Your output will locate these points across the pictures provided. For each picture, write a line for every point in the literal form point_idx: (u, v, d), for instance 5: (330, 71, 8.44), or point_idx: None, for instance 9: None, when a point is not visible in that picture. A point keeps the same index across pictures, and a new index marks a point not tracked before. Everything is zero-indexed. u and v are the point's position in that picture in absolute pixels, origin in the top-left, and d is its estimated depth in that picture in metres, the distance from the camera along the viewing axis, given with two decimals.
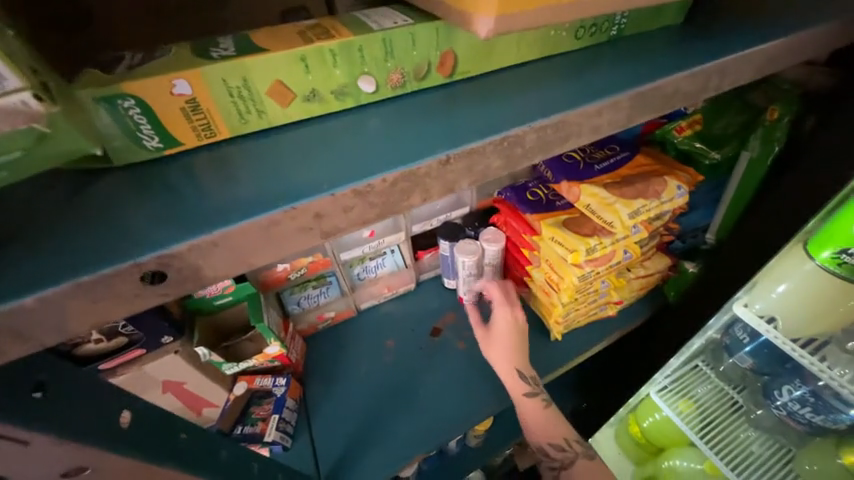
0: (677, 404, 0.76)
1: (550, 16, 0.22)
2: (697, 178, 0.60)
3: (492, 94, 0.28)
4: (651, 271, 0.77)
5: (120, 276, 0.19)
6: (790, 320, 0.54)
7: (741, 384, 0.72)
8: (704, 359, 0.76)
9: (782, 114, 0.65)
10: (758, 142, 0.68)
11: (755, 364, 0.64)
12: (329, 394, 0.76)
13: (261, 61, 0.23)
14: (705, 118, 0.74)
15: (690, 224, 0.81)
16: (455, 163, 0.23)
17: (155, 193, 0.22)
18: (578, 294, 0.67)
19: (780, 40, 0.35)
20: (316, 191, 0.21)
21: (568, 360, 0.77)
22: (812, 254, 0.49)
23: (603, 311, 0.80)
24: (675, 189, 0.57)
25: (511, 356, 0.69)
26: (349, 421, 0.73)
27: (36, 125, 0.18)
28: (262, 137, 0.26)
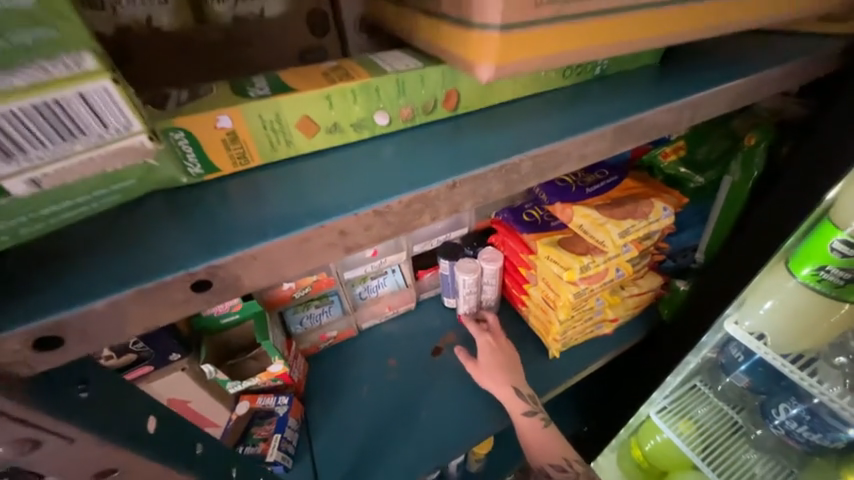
0: (678, 425, 0.76)
1: (546, 63, 0.25)
2: (682, 200, 0.64)
3: (491, 125, 0.32)
4: (645, 289, 0.80)
5: (171, 285, 0.21)
6: (779, 337, 0.55)
7: (739, 405, 0.73)
8: (701, 378, 0.77)
9: (759, 141, 0.70)
10: (739, 166, 0.73)
11: (750, 383, 0.65)
12: (331, 414, 0.76)
13: (292, 100, 0.26)
14: (689, 144, 0.79)
15: (679, 244, 0.85)
16: (461, 187, 0.27)
17: (196, 212, 0.25)
18: (575, 312, 0.69)
19: (746, 79, 0.39)
20: (339, 211, 0.24)
21: (567, 378, 0.79)
22: (793, 272, 0.51)
23: (600, 329, 0.82)
24: (662, 210, 0.61)
25: (505, 376, 0.73)
26: (351, 442, 0.73)
27: (148, 159, 0.24)
28: (288, 163, 0.29)
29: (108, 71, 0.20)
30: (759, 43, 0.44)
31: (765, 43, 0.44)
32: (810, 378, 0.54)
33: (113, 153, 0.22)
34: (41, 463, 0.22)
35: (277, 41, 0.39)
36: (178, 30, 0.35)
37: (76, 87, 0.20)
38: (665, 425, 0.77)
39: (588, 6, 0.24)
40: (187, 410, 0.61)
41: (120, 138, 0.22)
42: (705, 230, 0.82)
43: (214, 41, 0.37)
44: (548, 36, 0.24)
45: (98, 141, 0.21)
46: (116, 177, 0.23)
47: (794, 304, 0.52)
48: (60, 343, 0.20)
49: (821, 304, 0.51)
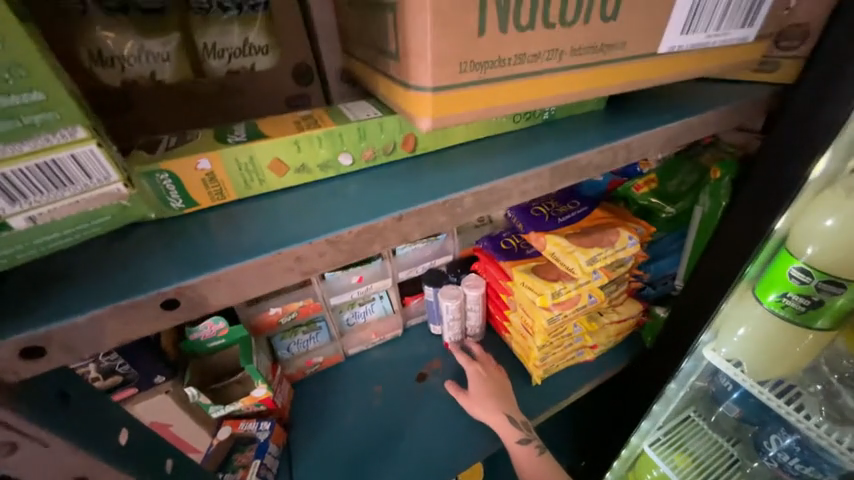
0: (672, 458, 0.73)
1: (477, 115, 0.30)
2: (649, 229, 0.68)
3: (445, 164, 0.36)
4: (625, 316, 0.82)
5: (145, 302, 0.25)
6: (755, 365, 0.52)
7: (735, 437, 0.72)
8: (696, 410, 0.78)
9: (723, 175, 0.73)
10: (708, 198, 0.76)
11: (742, 413, 0.67)
12: (313, 441, 0.76)
13: (264, 145, 0.31)
14: (660, 177, 0.84)
15: (658, 273, 0.87)
16: (408, 219, 0.30)
17: (174, 241, 0.29)
18: (551, 337, 0.71)
19: (679, 122, 0.43)
20: (297, 240, 0.28)
21: (549, 405, 0.79)
22: (760, 298, 0.49)
23: (581, 355, 0.83)
24: (628, 239, 0.64)
25: (497, 404, 0.73)
26: (332, 471, 0.72)
27: (123, 201, 0.28)
28: (261, 198, 0.33)
29: (92, 136, 0.24)
30: (695, 91, 0.50)
31: (700, 91, 0.50)
32: (795, 411, 0.51)
33: (94, 197, 0.26)
34: (18, 467, 0.25)
35: (265, 91, 0.45)
36: (177, 82, 0.40)
37: (66, 150, 0.24)
38: (660, 458, 0.74)
39: (510, 69, 0.29)
40: (169, 435, 0.62)
41: (101, 186, 0.26)
42: (681, 258, 0.84)
43: (208, 91, 0.42)
44: (478, 94, 0.29)
45: (81, 189, 0.25)
46: (94, 216, 0.27)
47: (762, 332, 0.50)
48: (44, 352, 0.23)
49: (786, 331, 0.48)
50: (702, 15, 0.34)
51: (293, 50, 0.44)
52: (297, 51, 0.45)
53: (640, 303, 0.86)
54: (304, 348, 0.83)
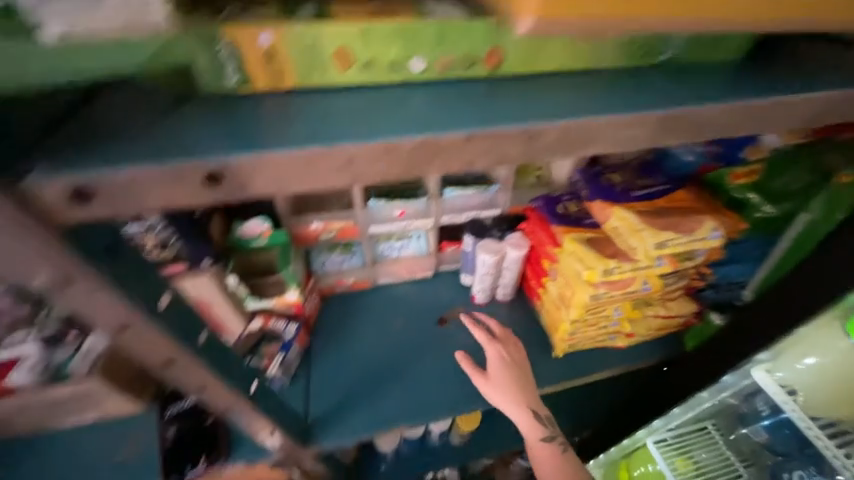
0: (673, 460, 0.74)
1: (575, 28, 0.24)
2: (738, 226, 0.59)
3: (528, 92, 0.31)
4: (673, 313, 0.75)
5: (189, 171, 0.24)
6: (814, 396, 0.56)
7: (750, 460, 0.71)
8: (715, 423, 0.76)
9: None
10: (819, 205, 0.64)
11: (769, 440, 0.65)
12: (332, 351, 0.81)
13: (332, 28, 0.27)
14: (768, 170, 0.69)
15: (727, 276, 0.76)
16: (477, 142, 0.27)
17: (224, 119, 0.27)
18: (587, 315, 0.66)
19: (836, 92, 0.34)
20: (352, 137, 0.26)
21: (563, 379, 0.77)
22: None
23: (613, 340, 0.78)
24: (710, 231, 0.56)
25: (519, 397, 0.68)
26: (344, 380, 0.78)
27: (165, 32, 0.24)
28: (321, 93, 0.30)
29: None
30: None
31: None
32: (836, 448, 0.52)
33: (132, 18, 0.23)
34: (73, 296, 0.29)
35: None
36: None
37: None
38: (661, 456, 0.75)
39: None
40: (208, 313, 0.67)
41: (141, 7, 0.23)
42: (760, 268, 0.73)
43: None
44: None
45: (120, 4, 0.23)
46: (133, 44, 0.24)
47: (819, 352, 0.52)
48: (88, 201, 0.24)
49: None
50: None
51: None
52: None
53: (694, 304, 0.78)
54: (337, 267, 0.86)
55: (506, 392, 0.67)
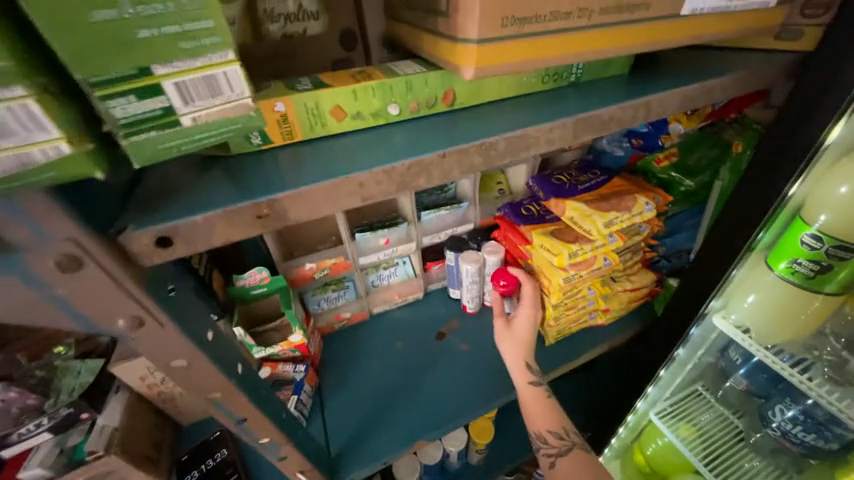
0: (677, 426, 1.06)
1: (689, 38, 0.45)
2: (667, 199, 0.75)
3: (685, 67, 0.53)
4: (637, 285, 0.90)
5: (569, 108, 0.43)
6: (759, 332, 0.72)
7: (741, 412, 1.02)
8: (703, 385, 1.10)
9: (744, 148, 0.81)
10: (727, 172, 0.84)
11: (748, 386, 0.94)
12: (339, 385, 0.89)
13: (603, 64, 0.48)
14: (681, 152, 0.89)
15: (674, 247, 0.95)
16: (688, 91, 0.48)
17: (592, 92, 0.47)
18: (565, 298, 0.81)
19: (729, 77, 0.51)
20: (665, 90, 0.47)
21: (577, 355, 0.90)
22: (772, 265, 0.66)
23: (593, 317, 0.92)
24: (644, 205, 0.72)
25: (519, 349, 0.76)
26: (353, 416, 0.84)
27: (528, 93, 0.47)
28: (566, 89, 0.47)
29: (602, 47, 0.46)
30: (715, 61, 0.55)
31: (729, 59, 0.56)
32: (785, 366, 0.70)
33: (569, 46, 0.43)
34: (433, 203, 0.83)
35: (603, 69, 0.49)
36: (617, 71, 0.50)
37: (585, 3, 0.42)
38: (669, 427, 1.06)
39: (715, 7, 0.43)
40: (309, 273, 0.86)
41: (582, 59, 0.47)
42: (697, 234, 0.92)
43: (609, 75, 0.50)
44: (663, 28, 0.42)
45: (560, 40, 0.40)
46: (556, 72, 0.46)
47: (770, 297, 0.68)
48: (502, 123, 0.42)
49: (800, 295, 0.64)
50: None
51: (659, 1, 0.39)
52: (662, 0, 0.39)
53: (653, 274, 0.94)
54: (387, 282, 1.01)
55: (509, 334, 0.77)
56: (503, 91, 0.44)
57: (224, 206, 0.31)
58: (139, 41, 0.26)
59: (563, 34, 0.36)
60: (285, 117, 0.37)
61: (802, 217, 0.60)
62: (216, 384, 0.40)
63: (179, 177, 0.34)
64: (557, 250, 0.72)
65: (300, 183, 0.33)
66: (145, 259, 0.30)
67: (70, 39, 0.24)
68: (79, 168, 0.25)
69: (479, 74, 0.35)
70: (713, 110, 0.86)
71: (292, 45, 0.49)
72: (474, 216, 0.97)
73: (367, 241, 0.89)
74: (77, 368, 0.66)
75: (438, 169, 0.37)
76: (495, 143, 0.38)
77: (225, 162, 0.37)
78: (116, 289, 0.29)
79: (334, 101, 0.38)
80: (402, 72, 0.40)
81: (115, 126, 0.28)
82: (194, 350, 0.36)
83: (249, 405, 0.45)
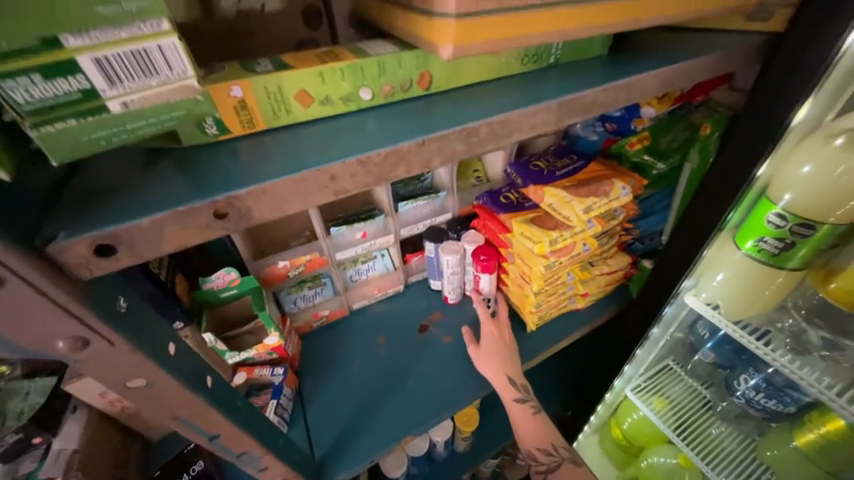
0: (652, 400, 1.10)
1: (669, 17, 0.44)
2: (641, 183, 0.76)
3: (663, 48, 0.52)
4: (614, 268, 0.91)
5: (551, 90, 0.41)
6: (728, 308, 0.75)
7: (709, 381, 1.08)
8: (674, 359, 1.16)
9: (712, 131, 0.83)
10: (697, 154, 0.86)
11: (716, 358, 0.99)
12: (320, 387, 0.86)
13: (583, 45, 0.47)
14: (653, 136, 0.91)
15: (647, 229, 0.97)
16: (667, 72, 0.47)
17: (573, 73, 0.45)
18: (547, 285, 0.81)
19: (705, 57, 0.51)
20: (646, 72, 0.46)
21: (558, 339, 0.91)
22: (739, 244, 0.68)
23: (572, 302, 0.93)
24: (621, 189, 0.73)
25: (501, 367, 0.80)
26: (337, 419, 0.82)
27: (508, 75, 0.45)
28: (546, 70, 0.45)
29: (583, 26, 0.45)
30: (690, 42, 0.55)
31: (703, 41, 0.55)
32: (751, 339, 0.74)
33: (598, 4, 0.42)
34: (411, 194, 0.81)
35: (583, 50, 0.47)
36: (598, 53, 0.48)
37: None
38: (645, 401, 1.10)
39: None
40: (282, 271, 0.81)
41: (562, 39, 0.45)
42: (668, 215, 0.94)
43: (589, 56, 0.48)
44: (645, 7, 0.41)
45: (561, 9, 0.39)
46: (537, 53, 0.44)
47: (738, 274, 0.70)
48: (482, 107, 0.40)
49: (765, 271, 0.67)
50: None
51: None
52: None
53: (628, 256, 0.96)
54: (365, 276, 0.98)
55: (493, 357, 0.80)
56: (483, 73, 0.42)
57: (174, 207, 0.27)
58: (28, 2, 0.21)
59: (545, 11, 0.34)
60: (244, 103, 0.33)
61: (769, 196, 0.62)
62: (182, 401, 0.37)
63: (122, 175, 0.30)
64: (537, 238, 0.72)
65: (263, 178, 0.29)
66: (81, 271, 0.26)
67: None
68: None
69: (458, 53, 0.33)
70: (682, 94, 0.87)
71: (250, 23, 0.44)
72: (453, 205, 0.95)
73: (344, 235, 0.85)
74: (25, 387, 0.58)
75: (418, 159, 0.34)
76: (477, 128, 0.36)
77: (177, 155, 0.33)
78: (45, 308, 0.25)
79: (299, 84, 0.34)
80: (373, 53, 0.37)
81: (21, 114, 0.24)
82: (153, 368, 0.32)
83: (223, 419, 0.42)
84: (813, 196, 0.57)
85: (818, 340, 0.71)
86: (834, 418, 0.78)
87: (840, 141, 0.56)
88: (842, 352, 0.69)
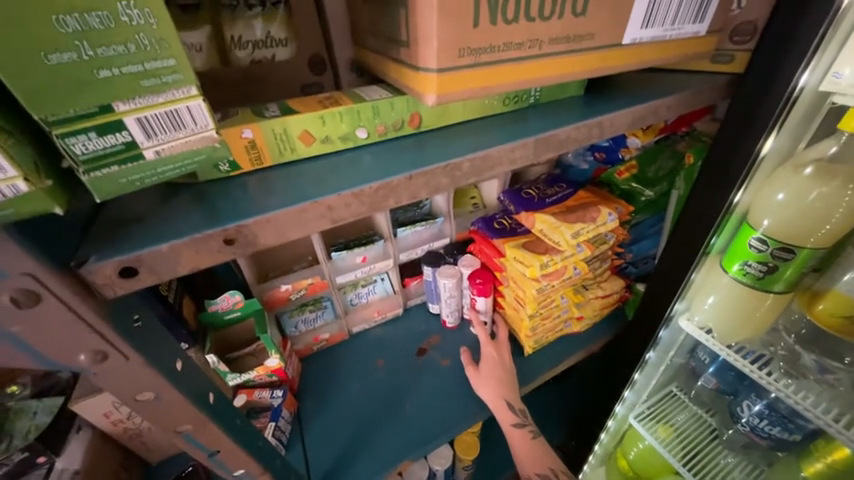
0: (657, 428, 1.07)
1: (636, 63, 0.49)
2: (629, 209, 0.80)
3: (635, 88, 0.58)
4: (608, 291, 0.93)
5: (530, 127, 0.46)
6: (720, 331, 0.76)
7: (712, 407, 1.07)
8: (677, 386, 1.14)
9: (695, 160, 0.87)
10: (682, 181, 0.90)
11: (717, 384, 0.98)
12: (318, 409, 0.87)
13: (560, 87, 0.52)
14: (641, 164, 0.95)
15: (640, 253, 1.00)
16: (638, 110, 0.52)
17: (551, 111, 0.50)
18: (540, 308, 0.83)
19: (673, 96, 0.56)
20: (618, 110, 0.50)
21: (554, 363, 0.92)
22: (726, 268, 0.70)
23: (568, 326, 0.95)
24: (607, 215, 0.76)
25: (498, 389, 0.81)
26: (334, 442, 0.82)
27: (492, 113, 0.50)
28: (527, 109, 0.50)
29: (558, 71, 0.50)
30: (663, 83, 0.60)
31: (675, 80, 0.61)
32: (745, 361, 0.74)
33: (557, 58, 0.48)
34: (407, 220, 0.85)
35: (561, 90, 0.52)
36: (575, 92, 0.53)
37: None
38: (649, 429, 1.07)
39: (655, 36, 0.47)
40: (285, 294, 0.84)
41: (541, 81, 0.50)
42: (659, 240, 0.97)
43: (567, 95, 0.53)
44: (612, 56, 0.46)
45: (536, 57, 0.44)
46: (518, 95, 0.49)
47: (727, 297, 0.72)
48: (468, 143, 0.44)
49: (752, 294, 0.69)
50: (658, 14, 0.45)
51: (607, 32, 0.43)
52: (609, 32, 0.43)
53: (622, 280, 0.98)
54: (366, 299, 1.01)
55: (491, 381, 0.81)
56: (469, 113, 0.47)
57: (190, 235, 0.31)
58: (98, 82, 0.26)
59: (519, 63, 0.39)
60: (253, 143, 0.37)
61: (749, 222, 0.65)
62: (187, 416, 0.39)
63: (145, 206, 0.34)
64: (529, 262, 0.75)
65: (267, 208, 0.33)
66: (106, 291, 0.29)
67: (22, 82, 0.24)
68: (40, 204, 0.25)
69: (441, 100, 0.37)
70: (665, 125, 0.92)
71: (262, 72, 0.50)
72: (450, 230, 0.99)
73: (345, 259, 0.89)
74: (33, 407, 0.61)
75: (407, 191, 0.38)
76: (461, 163, 0.40)
77: (194, 189, 0.37)
78: (73, 323, 0.28)
79: (302, 126, 0.39)
80: (368, 98, 0.41)
81: (76, 163, 0.28)
82: (161, 382, 0.35)
83: (223, 436, 0.44)
84: (787, 223, 0.61)
85: (812, 364, 0.72)
86: (840, 446, 0.77)
87: (809, 171, 0.59)
88: (835, 375, 0.70)
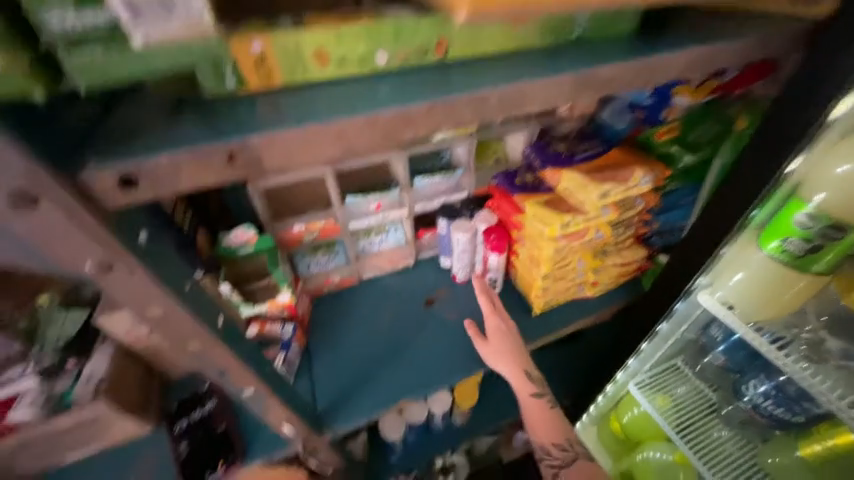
0: (655, 397, 1.08)
1: None
2: (664, 173, 0.74)
3: (697, 27, 0.50)
4: (628, 260, 0.90)
5: (573, 64, 0.40)
6: (742, 308, 0.73)
7: (715, 385, 1.05)
8: (682, 361, 1.11)
9: (747, 125, 0.80)
10: (729, 147, 0.83)
11: (725, 361, 0.96)
12: (326, 346, 0.91)
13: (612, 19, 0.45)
14: (684, 126, 0.87)
15: (668, 223, 0.94)
16: (696, 53, 0.45)
17: (597, 49, 0.44)
18: (555, 269, 0.81)
19: (741, 40, 0.48)
20: (675, 50, 0.44)
21: (561, 325, 0.92)
22: (762, 244, 0.65)
23: (581, 290, 0.93)
24: (640, 178, 0.71)
25: (511, 359, 0.80)
26: (340, 377, 0.86)
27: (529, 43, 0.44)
28: (570, 44, 0.44)
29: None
30: (733, 23, 0.51)
31: (747, 22, 0.52)
32: (762, 340, 0.71)
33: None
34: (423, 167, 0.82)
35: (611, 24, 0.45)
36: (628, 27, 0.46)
37: None
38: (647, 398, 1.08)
39: None
40: (297, 234, 0.85)
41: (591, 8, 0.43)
42: (691, 211, 0.91)
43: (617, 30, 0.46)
44: None
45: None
46: (562, 25, 0.42)
47: (757, 274, 0.68)
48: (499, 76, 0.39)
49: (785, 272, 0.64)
50: None
51: None
52: None
53: (644, 250, 0.94)
54: (378, 248, 1.01)
55: (505, 353, 0.80)
56: (504, 42, 0.41)
57: (190, 147, 0.29)
58: None
59: None
60: (262, 57, 0.34)
61: (800, 195, 0.59)
62: (193, 336, 0.40)
63: (146, 119, 0.32)
64: (549, 220, 0.71)
65: (273, 128, 0.31)
66: (107, 202, 0.29)
67: None
68: (14, 86, 0.27)
69: (472, 19, 0.33)
70: (723, 83, 0.82)
71: None
72: (469, 184, 0.95)
73: (358, 205, 0.88)
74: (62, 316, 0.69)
75: (424, 124, 0.35)
76: (488, 96, 0.36)
77: (199, 105, 0.34)
78: (77, 233, 0.28)
79: (316, 42, 0.35)
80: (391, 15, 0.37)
81: (57, 42, 0.27)
82: (168, 300, 0.35)
83: (232, 358, 0.46)
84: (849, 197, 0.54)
85: (836, 349, 0.68)
86: (845, 432, 0.75)
87: None
88: None
